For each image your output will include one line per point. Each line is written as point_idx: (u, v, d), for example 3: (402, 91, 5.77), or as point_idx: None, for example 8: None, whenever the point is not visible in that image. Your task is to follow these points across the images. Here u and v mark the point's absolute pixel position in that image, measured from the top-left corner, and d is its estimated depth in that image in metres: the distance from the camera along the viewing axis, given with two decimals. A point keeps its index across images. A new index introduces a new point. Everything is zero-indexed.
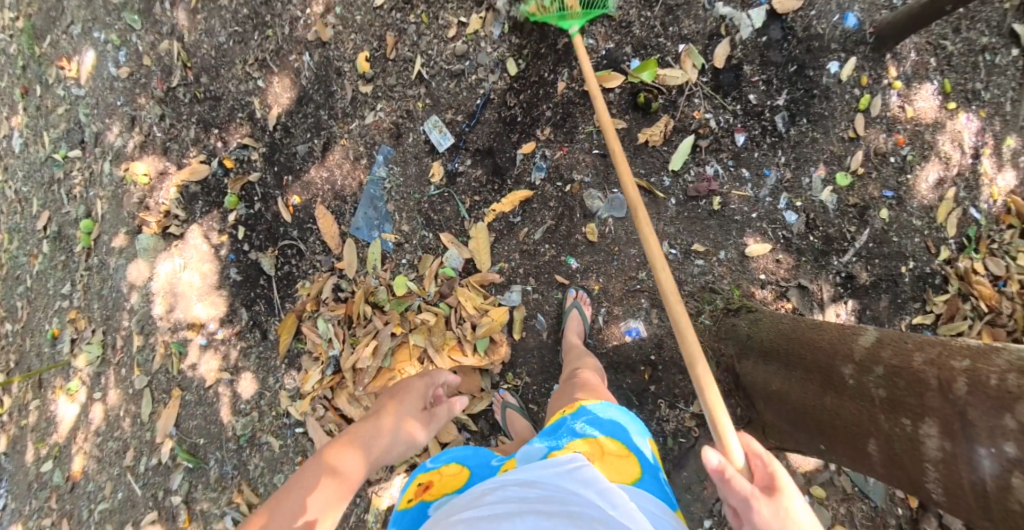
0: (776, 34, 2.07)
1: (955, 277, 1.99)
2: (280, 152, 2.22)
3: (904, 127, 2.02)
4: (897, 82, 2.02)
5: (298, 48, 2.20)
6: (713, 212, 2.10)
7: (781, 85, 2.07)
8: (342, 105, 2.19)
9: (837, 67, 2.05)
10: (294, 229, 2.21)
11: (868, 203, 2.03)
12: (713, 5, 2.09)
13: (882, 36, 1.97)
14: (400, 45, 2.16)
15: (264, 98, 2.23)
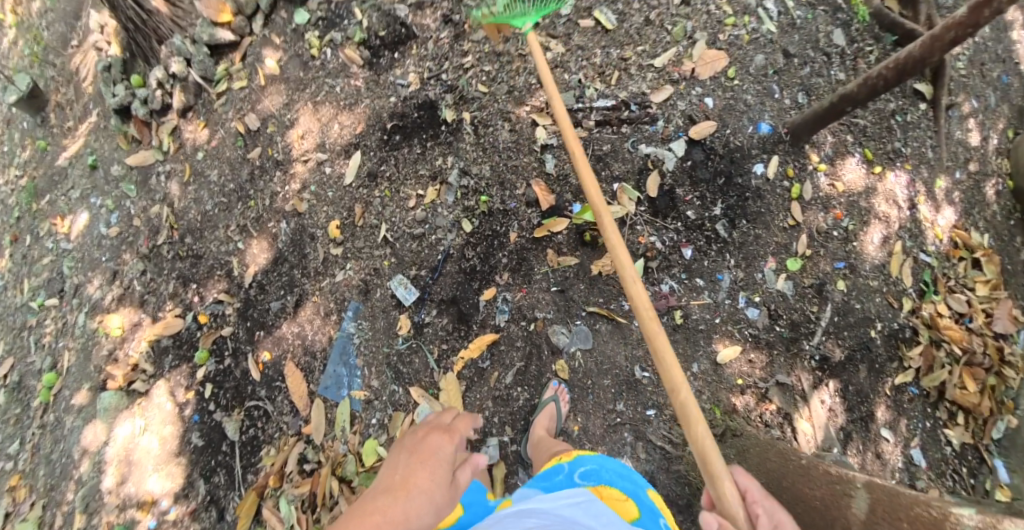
0: (699, 156, 2.29)
1: (923, 326, 2.19)
2: (252, 308, 2.32)
3: (840, 202, 2.26)
4: (821, 165, 2.29)
5: (277, 217, 2.36)
6: (677, 325, 2.21)
7: (715, 196, 2.27)
8: (315, 265, 2.28)
9: (763, 167, 2.29)
10: (262, 388, 2.24)
11: (824, 278, 2.21)
12: (636, 147, 2.31)
13: (796, 133, 2.25)
14: (367, 215, 2.29)
15: (242, 258, 2.38)
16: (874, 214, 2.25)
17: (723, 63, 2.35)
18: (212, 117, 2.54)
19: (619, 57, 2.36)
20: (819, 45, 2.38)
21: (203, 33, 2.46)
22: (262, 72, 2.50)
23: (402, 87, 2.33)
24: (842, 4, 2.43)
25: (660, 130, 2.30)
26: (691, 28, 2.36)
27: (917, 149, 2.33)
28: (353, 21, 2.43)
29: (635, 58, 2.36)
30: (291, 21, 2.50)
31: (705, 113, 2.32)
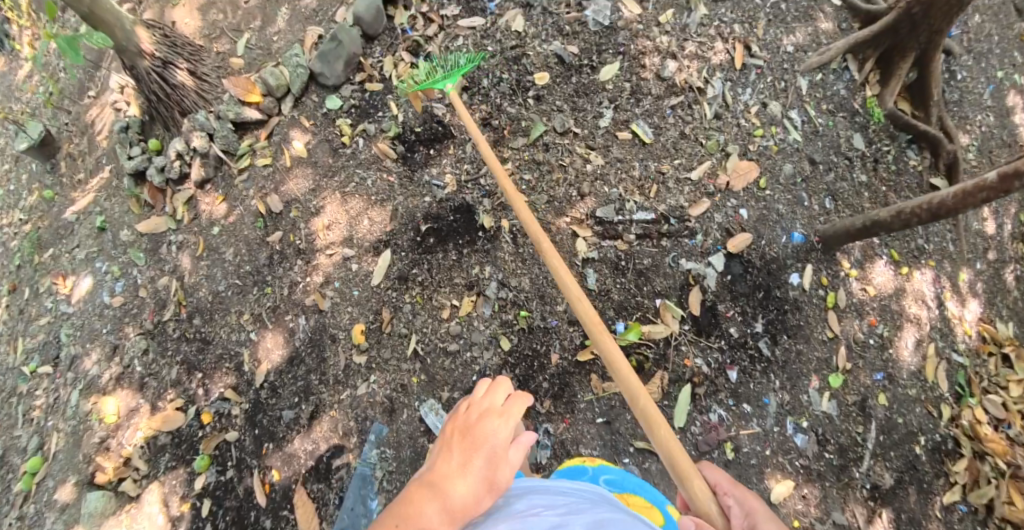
0: (737, 269, 2.21)
1: (966, 437, 2.12)
2: (262, 412, 2.17)
3: (874, 308, 2.22)
4: (852, 271, 2.26)
5: (295, 309, 2.25)
6: (728, 460, 2.05)
7: (755, 310, 2.18)
8: (335, 371, 2.16)
9: (798, 277, 2.23)
10: (268, 516, 2.07)
11: (865, 392, 2.13)
12: (677, 263, 2.19)
13: (828, 242, 2.24)
14: (395, 320, 2.18)
15: (254, 351, 2.25)
16: (906, 316, 2.23)
17: (754, 173, 2.31)
18: (231, 192, 2.44)
19: (657, 170, 2.24)
20: (842, 149, 2.43)
21: (230, 111, 2.41)
22: (288, 153, 2.42)
23: (437, 188, 2.27)
24: (859, 108, 2.54)
25: (699, 243, 2.21)
26: (723, 141, 2.32)
27: (939, 244, 2.36)
28: (387, 113, 2.40)
29: (672, 172, 2.25)
30: (321, 107, 2.45)
31: (740, 225, 2.26)
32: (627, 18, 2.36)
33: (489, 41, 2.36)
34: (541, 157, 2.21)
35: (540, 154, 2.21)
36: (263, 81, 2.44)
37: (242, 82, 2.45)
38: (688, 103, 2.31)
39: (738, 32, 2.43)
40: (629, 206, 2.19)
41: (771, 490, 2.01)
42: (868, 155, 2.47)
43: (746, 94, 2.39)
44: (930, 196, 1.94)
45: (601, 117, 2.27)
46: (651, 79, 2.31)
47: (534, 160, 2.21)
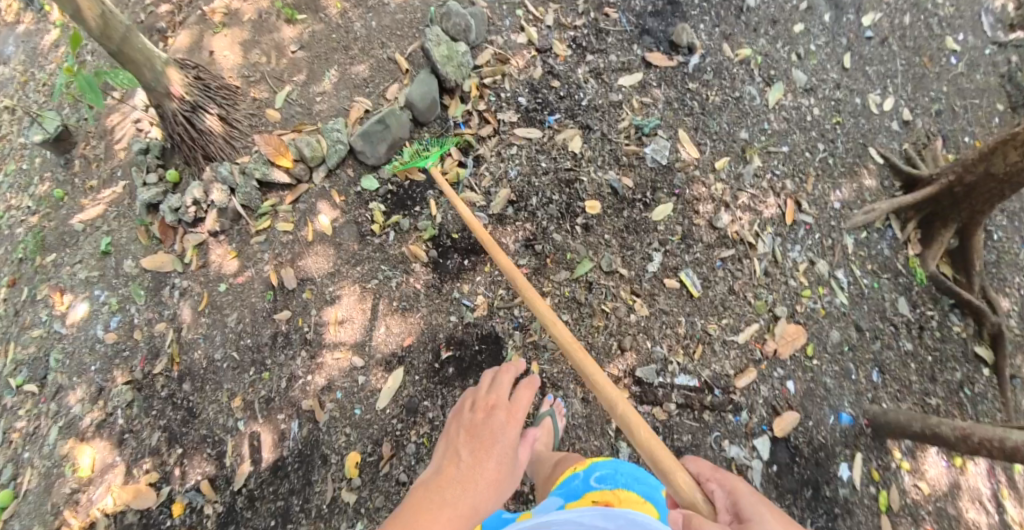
0: (784, 456, 2.03)
1: None
2: (234, 524, 1.90)
3: (926, 510, 2.02)
4: (903, 462, 2.07)
5: (290, 409, 1.97)
6: None
7: (802, 513, 1.98)
8: (319, 505, 1.89)
9: (848, 469, 2.04)
10: None
11: None
12: (720, 445, 2.00)
13: (879, 429, 2.07)
14: (395, 461, 1.92)
15: (239, 443, 1.96)
16: (961, 522, 2.00)
17: (802, 339, 2.18)
18: (245, 250, 2.11)
19: (704, 329, 2.09)
20: (887, 314, 2.31)
21: (256, 170, 2.08)
22: (312, 226, 2.12)
23: (466, 308, 2.02)
24: (903, 267, 2.44)
25: (743, 421, 2.03)
26: (771, 301, 2.19)
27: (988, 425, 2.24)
28: (424, 208, 2.14)
29: (719, 332, 2.10)
30: (356, 184, 2.16)
31: (788, 401, 2.09)
32: (684, 159, 2.30)
33: (543, 157, 2.20)
34: (582, 298, 2.03)
35: (582, 293, 2.03)
36: (297, 146, 2.11)
37: (274, 141, 2.12)
38: (738, 257, 2.20)
39: (789, 188, 2.40)
40: (670, 368, 2.01)
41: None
42: (914, 321, 2.33)
43: (795, 250, 2.30)
44: (1005, 435, 1.76)
45: (649, 260, 2.12)
46: (703, 225, 2.22)
47: (576, 300, 2.03)
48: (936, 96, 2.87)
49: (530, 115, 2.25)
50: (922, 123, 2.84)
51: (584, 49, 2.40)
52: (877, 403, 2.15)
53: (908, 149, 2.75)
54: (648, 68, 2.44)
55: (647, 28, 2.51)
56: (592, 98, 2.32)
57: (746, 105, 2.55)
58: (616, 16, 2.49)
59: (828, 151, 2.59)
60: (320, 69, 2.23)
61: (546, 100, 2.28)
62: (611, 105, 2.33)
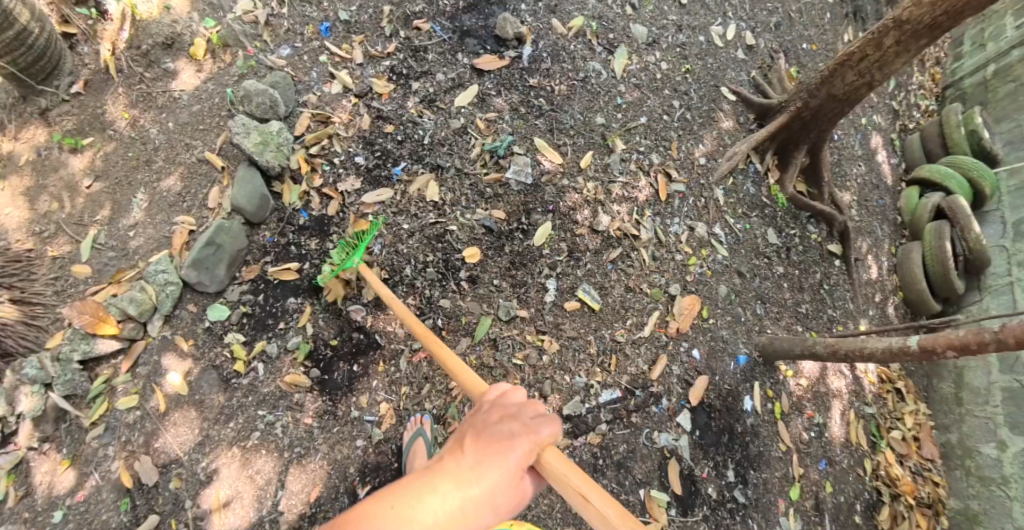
0: (703, 419, 2.13)
1: (885, 485, 2.34)
2: None
3: (807, 400, 2.31)
4: (788, 371, 2.31)
5: None
6: None
7: (724, 457, 2.11)
8: None
9: (750, 400, 2.21)
10: None
11: (818, 487, 2.21)
12: (652, 439, 2.07)
13: (769, 356, 2.25)
14: None
15: None
16: (831, 394, 2.36)
17: (698, 306, 2.24)
18: (82, 452, 1.60)
19: (613, 339, 2.13)
20: (762, 249, 2.43)
21: (73, 350, 1.64)
22: (161, 391, 1.67)
23: (373, 426, 1.73)
24: (768, 198, 2.55)
25: (666, 409, 2.11)
26: (665, 282, 2.24)
27: (844, 308, 2.53)
28: (295, 319, 1.80)
29: (627, 336, 2.14)
30: (202, 321, 1.76)
31: (696, 369, 2.18)
32: (549, 170, 2.24)
33: (403, 218, 2.02)
34: (490, 360, 1.95)
35: (489, 354, 1.96)
36: (118, 305, 1.68)
37: (89, 306, 1.68)
38: (625, 253, 2.24)
39: (656, 162, 2.40)
40: (593, 391, 2.05)
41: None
42: (782, 247, 2.49)
43: (674, 224, 2.33)
44: (864, 344, 2.07)
45: (546, 290, 2.10)
46: (585, 234, 2.21)
47: (484, 364, 1.94)
48: (773, 8, 2.89)
49: (375, 175, 2.05)
50: (765, 41, 2.86)
51: (407, 79, 2.19)
52: (762, 332, 2.32)
53: (756, 77, 2.76)
54: (481, 77, 2.28)
55: (465, 28, 2.33)
56: (434, 133, 2.15)
57: (593, 85, 2.43)
58: (428, 28, 2.29)
59: (683, 105, 2.57)
60: (126, 197, 1.83)
61: (385, 151, 2.08)
62: (456, 134, 2.17)
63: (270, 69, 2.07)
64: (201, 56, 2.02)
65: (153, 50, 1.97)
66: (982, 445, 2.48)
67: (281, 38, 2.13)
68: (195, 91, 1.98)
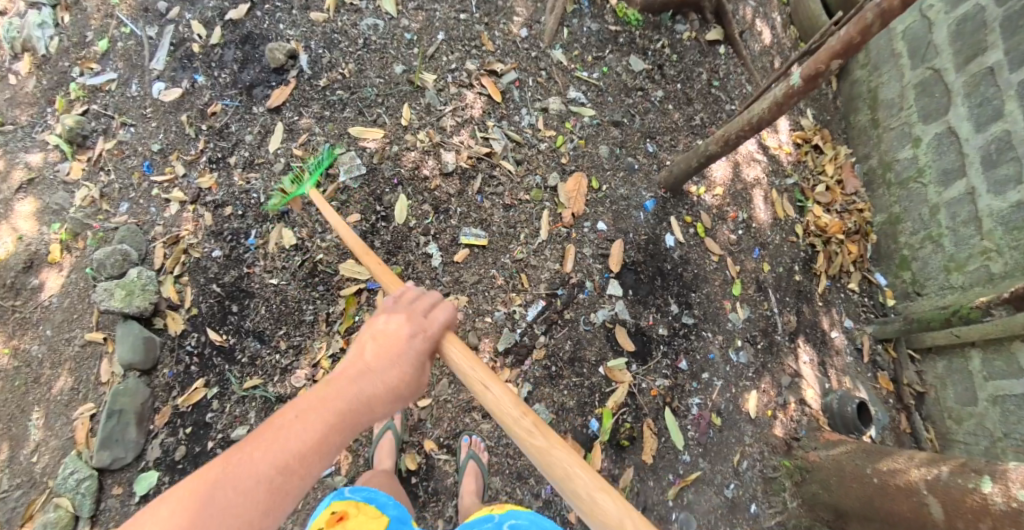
0: (631, 278, 2.30)
1: (817, 230, 2.48)
2: None
3: (727, 205, 2.46)
4: (699, 189, 2.46)
5: None
6: (721, 428, 2.17)
7: (661, 297, 2.29)
8: None
9: (671, 235, 2.37)
10: None
11: (753, 273, 2.37)
12: (591, 321, 2.21)
13: (673, 188, 2.40)
14: None
15: None
16: (749, 187, 2.51)
17: (584, 182, 2.37)
18: None
19: (514, 261, 2.23)
20: (629, 84, 2.54)
21: None
22: None
23: (334, 476, 1.96)
24: (617, 20, 2.62)
25: (593, 288, 2.25)
26: (542, 180, 2.34)
27: (740, 91, 2.70)
28: (223, 429, 2.01)
29: (525, 250, 2.25)
30: (131, 497, 1.93)
31: (607, 238, 2.33)
32: (376, 149, 2.26)
33: (276, 274, 2.14)
34: None
35: None
36: None
37: None
38: (489, 177, 2.30)
39: (475, 69, 2.40)
40: (517, 316, 2.17)
41: (748, 437, 2.18)
42: (652, 68, 2.60)
43: (524, 117, 2.40)
44: (750, 115, 2.05)
45: (431, 256, 2.20)
46: (439, 183, 2.27)
47: None
48: None
49: (235, 256, 2.15)
50: None
51: (223, 159, 2.22)
52: (661, 168, 2.47)
53: None
54: (279, 113, 2.28)
55: (248, 83, 2.31)
56: (265, 189, 2.21)
57: (375, 44, 2.38)
58: (220, 107, 2.27)
59: None
60: (21, 426, 1.96)
61: (234, 231, 2.16)
62: (283, 176, 2.22)
63: (116, 229, 2.14)
64: (60, 256, 2.12)
65: (18, 277, 2.08)
66: (900, 152, 2.47)
67: (117, 197, 2.18)
68: (62, 289, 2.11)
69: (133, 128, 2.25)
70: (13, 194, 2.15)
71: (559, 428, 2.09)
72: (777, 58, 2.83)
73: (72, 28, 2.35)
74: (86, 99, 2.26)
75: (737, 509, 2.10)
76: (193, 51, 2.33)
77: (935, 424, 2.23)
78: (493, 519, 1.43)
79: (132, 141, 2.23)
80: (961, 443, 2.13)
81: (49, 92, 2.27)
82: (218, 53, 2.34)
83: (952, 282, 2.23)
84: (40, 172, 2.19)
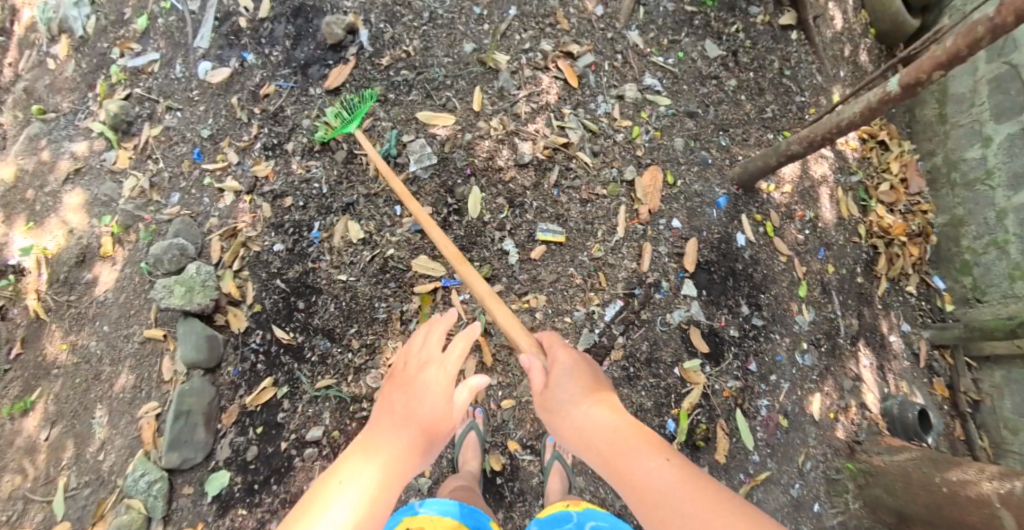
0: (704, 278, 2.28)
1: (880, 229, 2.48)
2: None
3: (794, 203, 2.45)
4: (769, 186, 2.43)
5: None
6: (787, 428, 2.20)
7: (733, 298, 2.28)
8: None
9: (743, 235, 2.36)
10: None
11: (819, 274, 2.38)
12: (667, 322, 2.21)
13: (747, 186, 2.36)
14: None
15: None
16: (816, 185, 2.49)
17: (661, 176, 2.31)
18: None
19: (592, 259, 2.17)
20: (704, 72, 2.45)
21: None
22: None
23: (417, 479, 1.91)
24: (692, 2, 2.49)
25: (669, 289, 2.23)
26: (619, 173, 2.27)
27: (810, 80, 2.61)
28: (295, 430, 1.84)
29: (604, 248, 2.19)
30: (202, 498, 1.79)
31: (682, 236, 2.29)
32: (447, 136, 2.12)
33: (347, 268, 1.91)
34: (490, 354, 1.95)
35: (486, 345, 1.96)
36: None
37: None
38: (567, 169, 2.21)
39: (550, 50, 2.26)
40: (596, 315, 2.13)
41: (812, 438, 2.21)
42: (727, 55, 2.51)
43: (600, 106, 2.29)
44: (839, 119, 1.90)
45: (508, 252, 2.09)
46: (515, 174, 2.15)
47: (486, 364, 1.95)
48: None
49: (299, 250, 1.93)
50: None
51: (280, 146, 2.01)
52: (733, 163, 2.41)
53: None
54: (337, 95, 2.10)
55: (303, 60, 2.12)
56: (328, 178, 1.97)
57: (442, 19, 2.21)
58: (274, 88, 2.07)
59: None
60: (85, 423, 1.83)
61: (296, 223, 1.95)
62: (347, 164, 2.00)
63: (169, 222, 1.95)
64: (112, 250, 1.94)
65: (71, 273, 1.92)
66: (967, 153, 2.47)
67: (168, 187, 1.98)
68: (117, 284, 1.93)
69: (179, 112, 2.05)
70: (60, 186, 1.99)
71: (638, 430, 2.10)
72: (847, 47, 2.72)
73: (109, 4, 2.15)
74: (128, 83, 2.07)
75: (801, 508, 2.15)
76: (240, 26, 2.13)
77: (989, 433, 2.32)
78: (570, 517, 1.48)
79: (179, 127, 2.04)
80: (1016, 453, 2.23)
81: (89, 77, 2.09)
82: (267, 28, 2.14)
83: (1015, 290, 2.27)
84: (86, 161, 2.02)
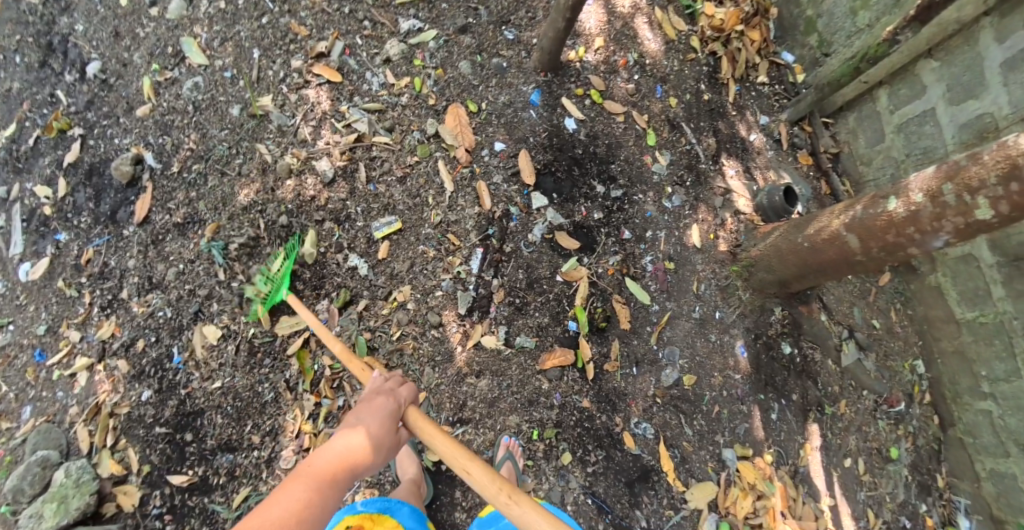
0: (548, 182, 2.34)
1: (712, 28, 2.59)
2: None
3: (612, 53, 2.48)
4: (579, 51, 2.44)
5: None
6: (675, 270, 2.37)
7: (586, 183, 2.36)
8: None
9: (570, 117, 2.39)
10: None
11: (662, 112, 2.47)
12: (530, 242, 2.29)
13: (550, 68, 2.36)
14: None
15: None
16: (627, 20, 2.52)
17: (462, 110, 2.31)
18: None
19: (435, 225, 2.24)
20: None
21: None
22: None
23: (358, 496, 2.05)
24: None
25: (520, 213, 2.29)
26: (424, 135, 2.28)
27: None
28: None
29: (441, 211, 2.25)
30: None
31: (510, 155, 2.32)
32: (251, 202, 2.18)
33: (223, 367, 2.05)
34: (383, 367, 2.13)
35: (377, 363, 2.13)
36: None
37: None
38: (369, 160, 2.24)
39: (302, 63, 2.28)
40: (463, 275, 2.23)
41: (699, 264, 2.39)
42: None
43: (372, 81, 2.30)
44: None
45: (359, 266, 2.20)
46: (328, 195, 2.21)
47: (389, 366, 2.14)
48: None
49: (168, 385, 2.03)
50: None
51: (116, 299, 2.12)
52: (529, 56, 2.39)
53: None
54: (149, 223, 2.17)
55: (110, 211, 2.20)
56: (168, 301, 2.10)
57: (204, 102, 2.25)
58: (92, 251, 2.17)
59: None
60: None
61: (156, 362, 2.05)
62: (179, 277, 2.11)
63: (24, 441, 2.02)
64: None
65: None
66: None
67: (17, 405, 2.07)
68: None
69: (12, 326, 2.15)
70: None
71: (545, 344, 2.24)
72: None
73: None
74: None
75: (706, 322, 2.35)
76: (47, 214, 2.22)
77: (850, 176, 2.59)
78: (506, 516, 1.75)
79: (16, 338, 2.14)
80: (873, 181, 2.51)
81: None
82: (70, 202, 2.22)
83: (860, 23, 2.42)
84: None
